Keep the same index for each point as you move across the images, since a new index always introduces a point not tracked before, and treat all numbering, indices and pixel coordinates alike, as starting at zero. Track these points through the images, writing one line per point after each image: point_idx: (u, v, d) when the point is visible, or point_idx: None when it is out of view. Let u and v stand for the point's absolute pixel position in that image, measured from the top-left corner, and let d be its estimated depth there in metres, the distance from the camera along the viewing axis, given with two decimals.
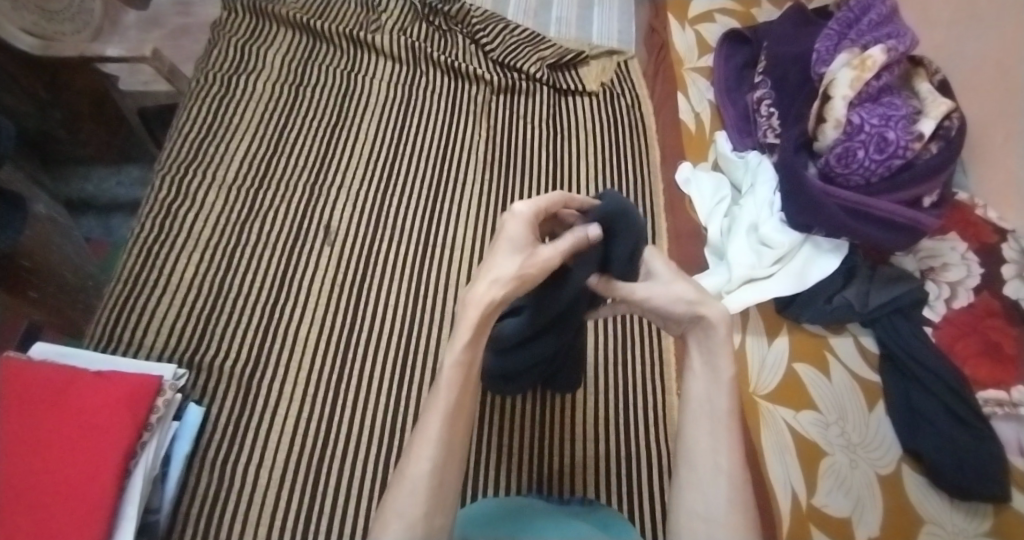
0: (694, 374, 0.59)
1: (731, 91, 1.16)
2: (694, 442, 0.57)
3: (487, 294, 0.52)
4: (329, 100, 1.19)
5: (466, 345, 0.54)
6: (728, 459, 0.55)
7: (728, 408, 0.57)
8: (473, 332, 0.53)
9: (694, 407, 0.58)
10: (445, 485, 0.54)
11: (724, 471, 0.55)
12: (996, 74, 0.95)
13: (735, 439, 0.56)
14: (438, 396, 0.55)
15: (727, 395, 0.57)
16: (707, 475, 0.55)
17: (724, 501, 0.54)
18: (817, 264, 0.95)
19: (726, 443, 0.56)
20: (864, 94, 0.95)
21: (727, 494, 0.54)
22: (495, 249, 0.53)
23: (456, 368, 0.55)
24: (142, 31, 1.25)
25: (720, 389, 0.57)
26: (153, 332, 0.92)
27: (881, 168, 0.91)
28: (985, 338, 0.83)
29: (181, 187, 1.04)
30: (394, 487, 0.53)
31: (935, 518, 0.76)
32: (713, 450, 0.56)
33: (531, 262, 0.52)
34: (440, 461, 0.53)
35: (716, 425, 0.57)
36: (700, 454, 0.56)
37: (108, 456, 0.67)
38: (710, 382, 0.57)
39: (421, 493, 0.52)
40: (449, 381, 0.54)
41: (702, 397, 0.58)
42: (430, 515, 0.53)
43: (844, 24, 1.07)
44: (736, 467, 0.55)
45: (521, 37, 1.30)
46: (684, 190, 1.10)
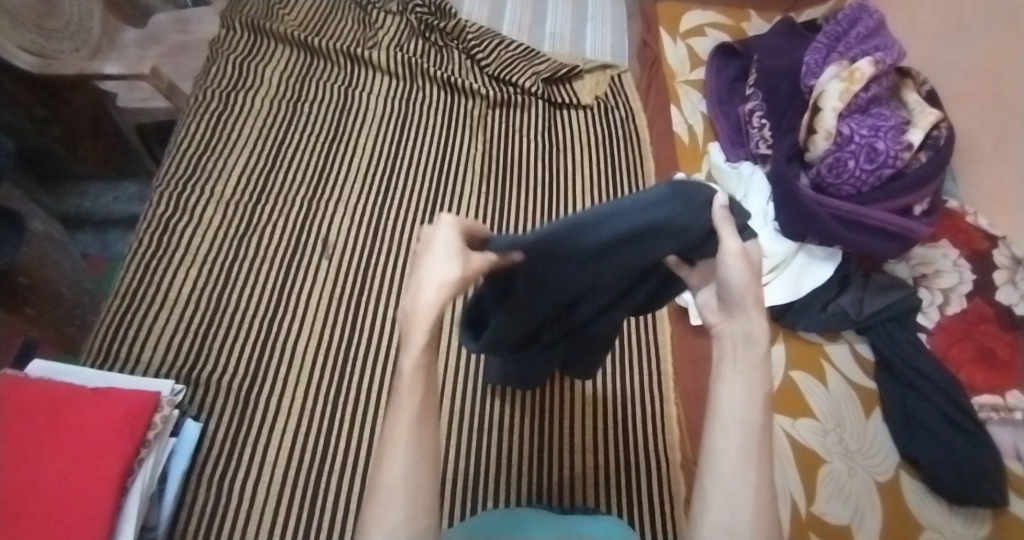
0: (723, 375, 0.51)
1: (724, 103, 1.18)
2: (721, 450, 0.49)
3: (433, 304, 0.47)
4: (326, 115, 1.20)
5: (423, 349, 0.49)
6: (757, 474, 0.48)
7: (758, 420, 0.50)
8: (428, 335, 0.48)
9: (720, 411, 0.50)
10: (425, 490, 0.49)
11: (752, 486, 0.48)
12: (983, 85, 0.97)
13: (763, 452, 0.49)
14: (402, 399, 0.49)
15: (760, 407, 0.50)
16: (733, 488, 0.48)
17: (749, 522, 0.47)
18: (811, 273, 0.95)
19: (756, 457, 0.49)
20: (853, 106, 0.97)
21: (752, 511, 0.47)
22: (428, 256, 0.48)
23: (417, 372, 0.49)
24: (140, 49, 1.26)
25: (751, 397, 0.50)
26: (151, 348, 0.92)
27: (871, 177, 0.93)
28: (979, 344, 0.84)
29: (179, 203, 1.05)
30: (370, 498, 0.49)
31: (934, 524, 0.76)
32: (741, 461, 0.48)
33: (471, 264, 0.48)
34: (416, 466, 0.49)
35: (745, 435, 0.49)
36: (726, 464, 0.49)
37: (107, 473, 0.67)
38: (740, 387, 0.50)
39: (401, 500, 0.48)
40: (411, 385, 0.49)
41: (732, 402, 0.50)
42: (412, 525, 0.48)
43: (832, 37, 1.09)
44: (764, 485, 0.48)
45: (516, 52, 1.31)
46: None
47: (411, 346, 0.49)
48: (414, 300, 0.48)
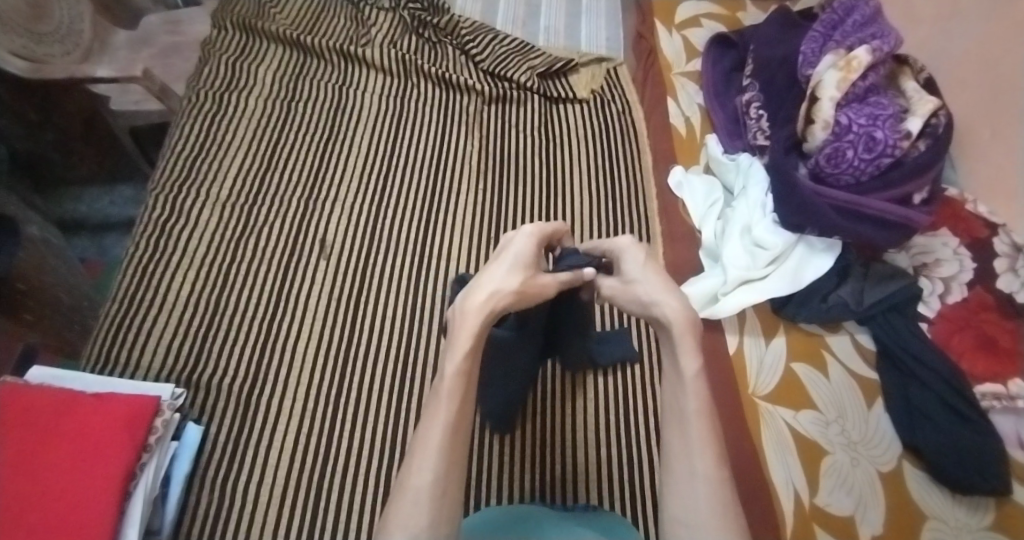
0: (666, 375, 0.58)
1: (720, 94, 1.17)
2: (671, 448, 0.55)
3: (485, 300, 0.57)
4: (320, 114, 1.19)
5: (467, 353, 0.56)
6: (704, 462, 0.53)
7: (698, 408, 0.55)
8: (475, 337, 0.56)
9: (670, 411, 0.57)
10: (449, 496, 0.52)
11: (700, 475, 0.52)
12: (981, 71, 0.96)
13: (710, 439, 0.54)
14: (439, 404, 0.54)
15: (695, 393, 0.55)
16: (685, 481, 0.53)
17: (705, 503, 0.51)
18: (811, 264, 0.95)
19: (701, 446, 0.53)
20: (851, 94, 0.96)
21: (705, 495, 0.52)
22: (502, 261, 0.60)
23: (459, 378, 0.56)
24: (132, 50, 1.25)
25: (686, 390, 0.55)
26: (150, 352, 0.91)
27: (870, 166, 0.92)
28: (980, 332, 0.84)
29: (175, 206, 1.04)
30: (395, 500, 0.52)
31: (937, 513, 0.76)
32: (686, 452, 0.54)
33: (530, 282, 0.59)
34: (442, 470, 0.52)
35: (686, 426, 0.55)
36: (675, 460, 0.54)
37: (108, 479, 0.66)
38: (677, 384, 0.56)
39: (425, 504, 0.51)
40: (450, 391, 0.55)
41: (674, 400, 0.56)
42: (434, 527, 0.51)
43: (828, 25, 1.08)
44: (716, 472, 0.53)
45: (511, 47, 1.30)
46: (677, 194, 1.10)
47: (456, 348, 0.56)
48: (475, 290, 0.58)
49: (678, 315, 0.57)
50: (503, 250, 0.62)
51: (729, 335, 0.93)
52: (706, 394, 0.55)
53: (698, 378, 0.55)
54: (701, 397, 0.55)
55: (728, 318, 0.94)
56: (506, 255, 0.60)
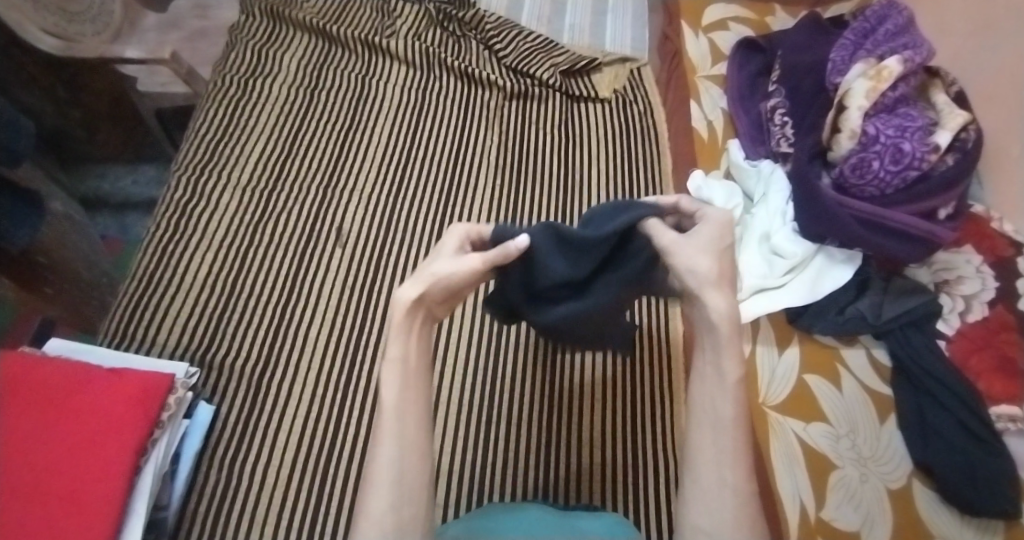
0: (702, 372, 0.56)
1: (744, 99, 1.15)
2: (699, 453, 0.54)
3: (411, 292, 0.56)
4: (343, 103, 1.20)
5: (404, 336, 0.56)
6: (734, 473, 0.53)
7: (734, 416, 0.54)
8: (401, 323, 0.56)
9: (701, 413, 0.55)
10: (411, 478, 0.54)
11: (730, 487, 0.52)
12: (1015, 86, 0.94)
13: (742, 447, 0.53)
14: (387, 387, 0.56)
15: (732, 400, 0.54)
16: (712, 489, 0.53)
17: (730, 514, 0.52)
18: (829, 275, 0.94)
19: (734, 458, 0.53)
20: (880, 105, 0.94)
21: (731, 508, 0.52)
22: (437, 254, 0.59)
23: (395, 367, 0.56)
24: (160, 33, 1.27)
25: (724, 397, 0.54)
26: (165, 331, 0.93)
27: (896, 179, 0.91)
28: (999, 353, 0.81)
29: (196, 188, 1.05)
30: (363, 486, 0.54)
31: (946, 534, 0.75)
32: (717, 461, 0.53)
33: (459, 266, 0.56)
34: (401, 454, 0.54)
35: (718, 433, 0.54)
36: (704, 468, 0.54)
37: (121, 452, 0.68)
38: (716, 388, 0.55)
39: (388, 490, 0.53)
40: (392, 372, 0.56)
41: (708, 404, 0.55)
42: (397, 509, 0.53)
43: (859, 34, 1.06)
44: (744, 483, 0.53)
45: (535, 43, 1.30)
46: (697, 197, 1.06)
47: (395, 331, 0.56)
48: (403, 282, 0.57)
49: (725, 317, 0.54)
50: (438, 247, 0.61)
51: (742, 343, 0.92)
52: (743, 403, 0.54)
53: (738, 386, 0.54)
54: (740, 407, 0.54)
55: (742, 325, 0.94)
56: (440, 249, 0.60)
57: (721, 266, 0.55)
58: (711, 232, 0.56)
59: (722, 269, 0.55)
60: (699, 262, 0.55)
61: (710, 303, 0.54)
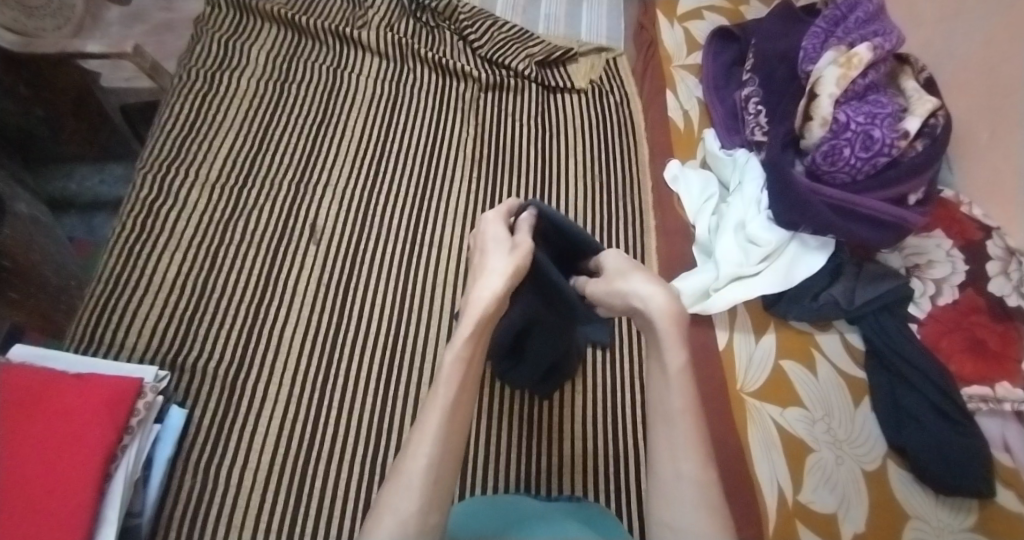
0: (653, 365, 0.61)
1: (720, 89, 1.15)
2: (657, 447, 0.57)
3: (485, 295, 0.60)
4: (314, 96, 1.18)
5: (466, 341, 0.59)
6: (691, 465, 0.55)
7: (684, 406, 0.57)
8: (476, 327, 0.60)
9: (656, 407, 0.59)
10: (441, 486, 0.54)
11: (690, 478, 0.55)
12: (982, 72, 0.95)
13: (696, 437, 0.56)
14: (439, 391, 0.57)
15: (681, 393, 0.58)
16: (671, 482, 0.56)
17: (692, 503, 0.54)
18: (804, 262, 0.94)
19: (689, 450, 0.56)
20: (850, 92, 0.95)
21: (691, 500, 0.54)
22: (488, 253, 0.65)
23: (458, 364, 0.59)
24: (125, 27, 1.24)
25: (671, 388, 0.58)
26: (135, 333, 0.91)
27: (867, 165, 0.91)
28: (970, 335, 0.84)
29: (163, 185, 1.03)
30: (390, 488, 0.53)
31: (920, 513, 0.76)
32: (673, 454, 0.56)
33: (519, 257, 0.62)
34: (437, 456, 0.54)
35: (672, 425, 0.57)
36: (662, 460, 0.57)
37: (88, 462, 0.66)
38: (663, 379, 0.59)
39: (417, 491, 0.52)
40: (449, 376, 0.58)
41: (660, 396, 0.59)
42: (425, 512, 0.52)
43: (831, 21, 1.06)
44: (699, 471, 0.55)
45: (510, 33, 1.29)
46: (672, 187, 1.10)
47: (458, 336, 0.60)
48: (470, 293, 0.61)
49: (665, 308, 0.60)
50: (482, 244, 0.67)
51: (719, 332, 0.93)
52: (691, 393, 0.58)
53: (684, 375, 0.58)
54: (688, 396, 0.58)
55: (719, 313, 0.94)
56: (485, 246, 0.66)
57: (651, 276, 0.63)
58: (622, 263, 0.67)
59: (654, 279, 0.63)
60: (634, 283, 0.63)
61: (653, 306, 0.60)
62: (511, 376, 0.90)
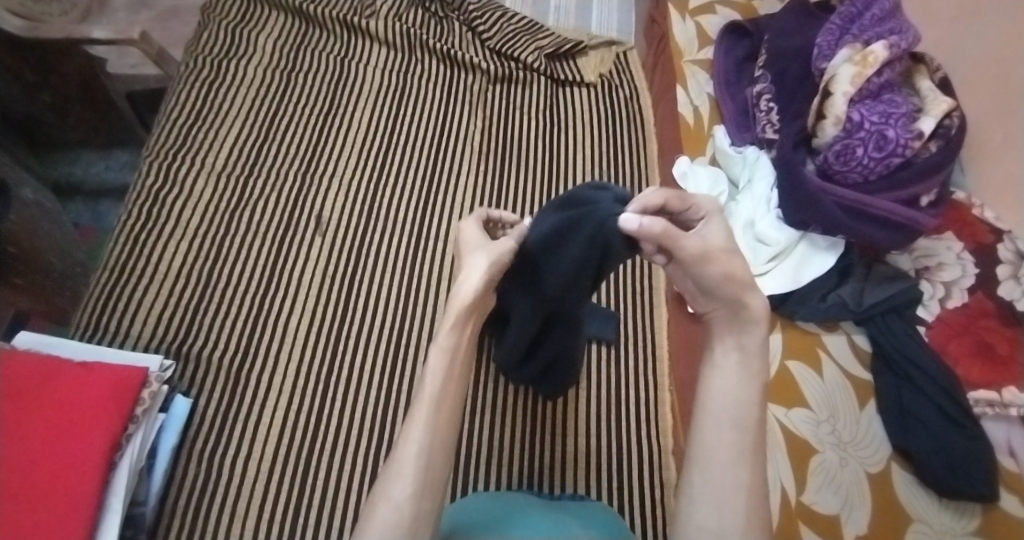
0: (721, 367, 0.56)
1: (731, 84, 1.14)
2: (712, 449, 0.54)
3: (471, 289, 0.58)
4: (321, 86, 1.17)
5: (451, 329, 0.57)
6: (749, 473, 0.52)
7: (751, 417, 0.54)
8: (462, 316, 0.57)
9: (714, 410, 0.55)
10: (434, 472, 0.53)
11: (743, 487, 0.52)
12: (999, 73, 0.94)
13: (754, 448, 0.53)
14: (426, 382, 0.56)
15: (750, 402, 0.54)
16: (725, 488, 0.52)
17: (742, 515, 0.51)
18: (812, 262, 0.94)
19: (749, 460, 0.53)
20: (864, 91, 0.94)
21: (743, 512, 0.51)
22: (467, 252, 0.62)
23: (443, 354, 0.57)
24: (131, 12, 1.23)
25: (742, 394, 0.55)
26: (141, 322, 0.90)
27: (880, 166, 0.90)
28: (978, 338, 0.83)
29: (170, 174, 1.02)
30: (383, 476, 0.53)
31: (923, 516, 0.76)
32: (732, 461, 0.53)
33: (500, 249, 0.60)
34: (428, 442, 0.53)
35: (736, 432, 0.54)
36: (716, 461, 0.53)
37: (93, 451, 0.66)
38: (736, 386, 0.55)
39: (409, 478, 0.51)
40: (435, 368, 0.56)
41: (725, 402, 0.55)
42: (418, 497, 0.51)
43: (846, 18, 1.04)
44: (755, 482, 0.53)
45: (520, 25, 1.27)
46: (682, 183, 1.07)
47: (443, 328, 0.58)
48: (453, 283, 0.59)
49: (760, 314, 0.56)
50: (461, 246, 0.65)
51: None
52: (757, 405, 0.55)
53: (759, 389, 0.54)
54: (757, 410, 0.54)
55: None
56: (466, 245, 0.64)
57: (732, 246, 0.55)
58: (721, 230, 0.56)
59: (746, 267, 0.55)
60: (731, 264, 0.54)
61: (751, 306, 0.55)
62: (517, 375, 0.89)
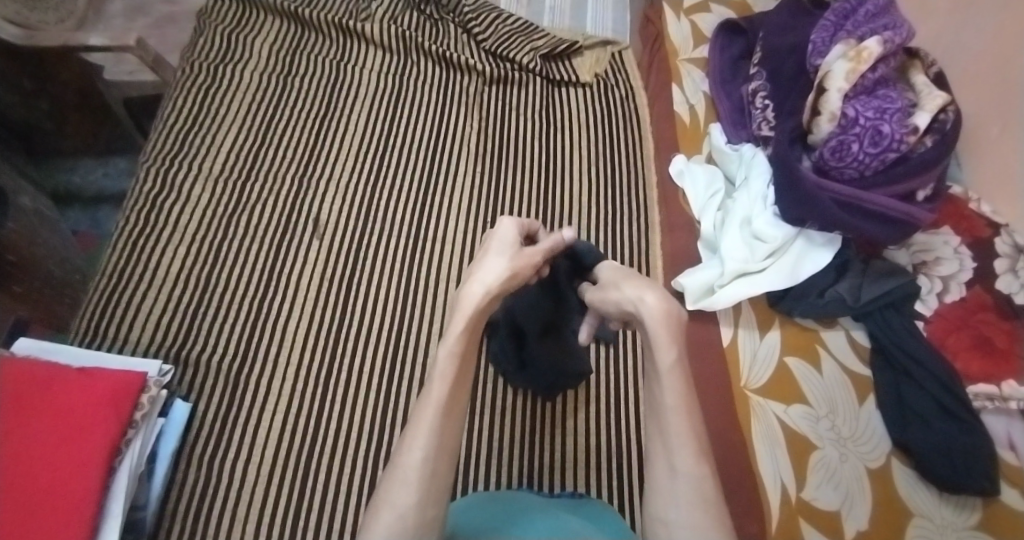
0: (648, 367, 0.58)
1: (726, 82, 1.14)
2: (651, 445, 0.55)
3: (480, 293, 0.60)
4: (318, 90, 1.17)
5: (460, 336, 0.57)
6: (684, 458, 0.52)
7: (676, 402, 0.55)
8: (469, 323, 0.58)
9: (649, 407, 0.57)
10: (438, 479, 0.52)
11: (684, 473, 0.52)
12: (993, 67, 0.94)
13: (689, 431, 0.54)
14: (432, 387, 0.55)
15: (672, 389, 0.55)
16: (667, 479, 0.53)
17: (685, 500, 0.51)
18: (809, 258, 0.94)
19: (682, 441, 0.53)
20: (859, 87, 0.94)
21: (686, 497, 0.51)
22: (488, 253, 0.64)
23: (451, 358, 0.57)
24: (128, 19, 1.24)
25: (662, 384, 0.56)
26: (140, 327, 0.91)
27: (875, 161, 0.90)
28: (976, 332, 0.83)
29: (167, 180, 1.03)
30: (386, 482, 0.52)
31: (924, 511, 0.76)
32: (665, 450, 0.54)
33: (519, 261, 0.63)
34: (433, 449, 0.52)
35: (665, 421, 0.55)
36: (655, 454, 0.55)
37: (91, 457, 0.66)
38: (654, 379, 0.57)
39: (413, 484, 0.50)
40: (443, 372, 0.56)
41: (653, 396, 0.57)
42: (423, 505, 0.50)
43: (840, 15, 1.04)
44: (695, 465, 0.52)
45: (515, 26, 1.28)
46: (677, 182, 1.09)
47: (450, 333, 0.58)
48: (465, 287, 0.60)
49: (658, 307, 0.59)
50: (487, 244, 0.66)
51: (724, 327, 0.92)
52: (683, 389, 0.55)
53: (673, 374, 0.55)
54: (679, 392, 0.55)
55: (723, 310, 0.94)
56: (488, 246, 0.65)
57: (641, 282, 0.63)
58: (620, 275, 0.67)
59: (642, 284, 0.63)
60: (636, 293, 0.62)
61: (647, 306, 0.60)
62: (517, 377, 0.89)
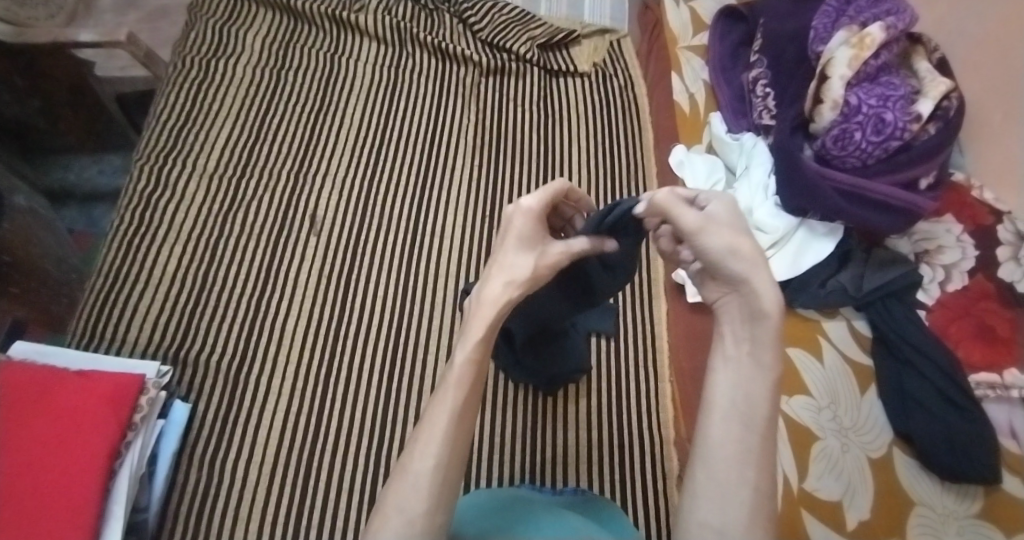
0: (736, 367, 0.46)
1: (727, 70, 1.12)
2: (719, 442, 0.43)
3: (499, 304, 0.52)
4: (311, 84, 1.16)
5: (479, 342, 0.51)
6: (757, 472, 0.42)
7: (768, 414, 0.44)
8: (490, 329, 0.51)
9: (723, 400, 0.45)
10: (449, 486, 0.48)
11: (750, 484, 0.42)
12: (996, 53, 0.93)
13: (768, 451, 0.43)
14: (447, 389, 0.50)
15: (769, 395, 0.44)
16: (731, 490, 0.42)
17: (747, 515, 0.41)
18: (810, 248, 0.94)
19: (759, 458, 0.43)
20: (862, 74, 0.92)
21: (747, 511, 0.41)
22: (505, 248, 0.54)
23: (467, 367, 0.51)
24: (118, 14, 1.23)
25: (757, 390, 0.44)
26: (137, 328, 0.90)
27: (878, 150, 0.90)
28: (978, 321, 0.83)
29: (161, 177, 1.02)
30: (396, 484, 0.48)
31: (925, 500, 0.76)
32: (740, 457, 0.43)
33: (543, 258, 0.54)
34: (445, 457, 0.48)
35: (747, 429, 0.43)
36: (722, 460, 0.43)
37: (90, 463, 0.66)
38: (750, 379, 0.45)
39: (424, 490, 0.46)
40: (458, 378, 0.50)
41: (735, 395, 0.45)
42: (432, 514, 0.47)
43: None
44: (765, 481, 0.42)
45: (511, 16, 1.26)
46: (678, 172, 1.06)
47: (468, 337, 0.51)
48: (483, 294, 0.52)
49: (773, 299, 0.45)
50: (500, 234, 0.55)
51: None
52: (772, 398, 0.44)
53: (778, 382, 0.45)
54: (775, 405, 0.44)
55: None
56: (507, 240, 0.54)
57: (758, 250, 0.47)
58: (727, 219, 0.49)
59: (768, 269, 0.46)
60: (737, 246, 0.47)
61: (756, 289, 0.46)
62: (518, 373, 0.90)
